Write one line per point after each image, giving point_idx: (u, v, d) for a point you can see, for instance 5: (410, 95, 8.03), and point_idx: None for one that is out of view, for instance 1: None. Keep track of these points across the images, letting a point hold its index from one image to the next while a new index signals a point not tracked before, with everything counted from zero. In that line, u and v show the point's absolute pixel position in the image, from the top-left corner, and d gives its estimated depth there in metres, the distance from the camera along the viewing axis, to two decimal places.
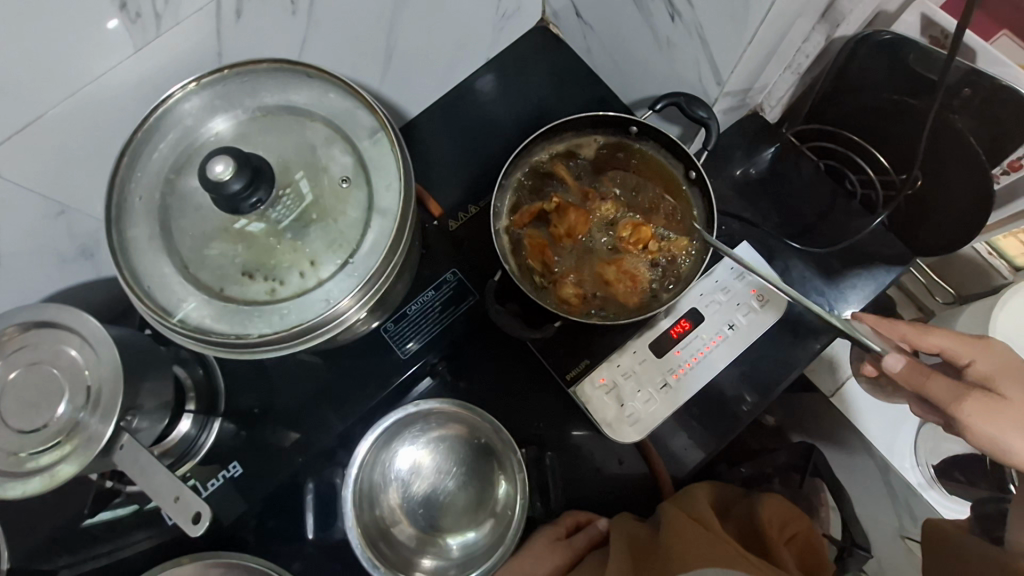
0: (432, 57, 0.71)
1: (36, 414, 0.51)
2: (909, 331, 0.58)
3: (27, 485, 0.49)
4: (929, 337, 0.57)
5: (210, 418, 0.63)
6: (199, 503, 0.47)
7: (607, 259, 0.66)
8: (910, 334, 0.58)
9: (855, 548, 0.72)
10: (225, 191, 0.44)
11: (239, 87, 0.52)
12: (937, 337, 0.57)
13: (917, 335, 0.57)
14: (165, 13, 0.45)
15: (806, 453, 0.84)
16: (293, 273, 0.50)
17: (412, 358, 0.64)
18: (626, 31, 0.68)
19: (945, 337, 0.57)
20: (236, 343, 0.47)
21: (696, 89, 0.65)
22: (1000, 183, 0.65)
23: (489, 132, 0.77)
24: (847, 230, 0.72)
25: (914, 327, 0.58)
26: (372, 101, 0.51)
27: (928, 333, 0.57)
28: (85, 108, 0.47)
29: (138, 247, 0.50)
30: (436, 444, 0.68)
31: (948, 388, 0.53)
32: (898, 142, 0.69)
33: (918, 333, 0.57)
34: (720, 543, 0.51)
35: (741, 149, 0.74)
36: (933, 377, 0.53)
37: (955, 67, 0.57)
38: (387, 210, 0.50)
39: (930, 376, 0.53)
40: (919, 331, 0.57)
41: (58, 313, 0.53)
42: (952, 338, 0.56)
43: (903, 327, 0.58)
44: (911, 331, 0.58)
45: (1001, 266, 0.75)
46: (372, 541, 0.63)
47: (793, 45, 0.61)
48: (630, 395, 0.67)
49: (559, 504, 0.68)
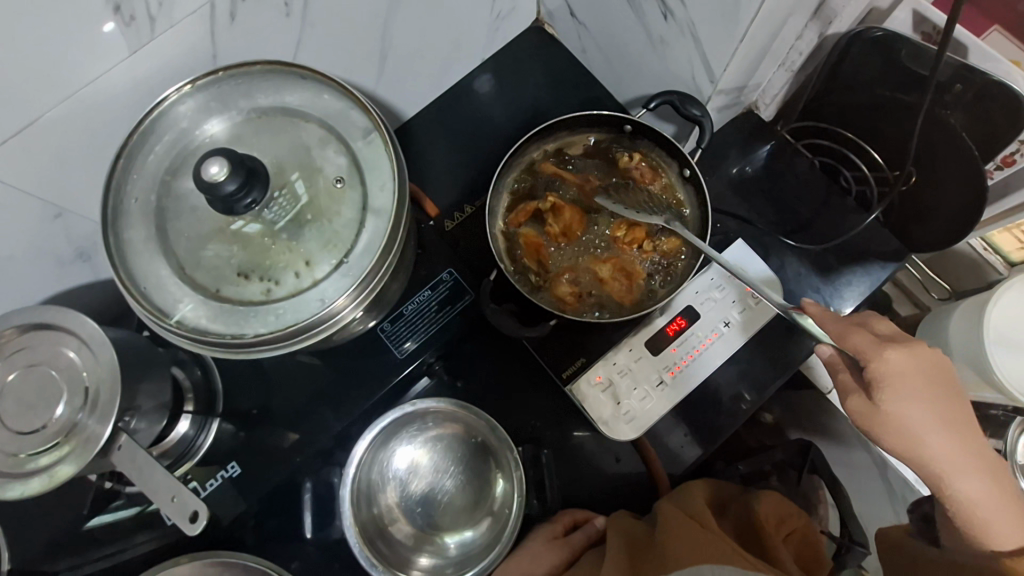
0: (427, 57, 0.71)
1: (35, 415, 0.51)
2: (836, 329, 0.53)
3: (26, 486, 0.50)
4: (846, 340, 0.52)
5: (208, 419, 0.63)
6: (196, 502, 0.47)
7: (602, 257, 0.67)
8: (838, 333, 0.53)
9: (853, 545, 0.73)
10: (220, 192, 0.44)
11: (233, 88, 0.52)
12: (853, 345, 0.52)
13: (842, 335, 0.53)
14: (159, 15, 0.46)
15: (803, 450, 0.84)
16: (289, 273, 0.50)
17: (409, 358, 0.64)
18: (620, 29, 0.69)
19: (862, 344, 0.51)
20: (232, 343, 0.47)
21: (690, 87, 0.66)
22: (993, 178, 0.66)
23: (485, 132, 0.77)
24: (843, 227, 0.72)
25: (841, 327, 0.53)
26: (366, 102, 0.51)
27: (848, 337, 0.52)
28: (81, 111, 0.47)
29: (135, 249, 0.50)
30: (433, 444, 0.68)
31: (850, 386, 0.54)
32: (892, 138, 0.69)
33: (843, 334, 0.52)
34: (716, 540, 0.51)
35: (736, 147, 0.74)
36: (845, 375, 0.54)
37: (947, 63, 0.58)
38: (381, 210, 0.51)
39: (840, 373, 0.54)
40: (840, 332, 0.53)
41: (57, 315, 0.53)
42: (863, 349, 0.51)
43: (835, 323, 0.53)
44: (837, 330, 0.53)
45: (996, 261, 0.75)
46: (369, 539, 0.63)
47: (786, 42, 0.62)
48: (626, 392, 0.67)
49: (555, 502, 0.68)
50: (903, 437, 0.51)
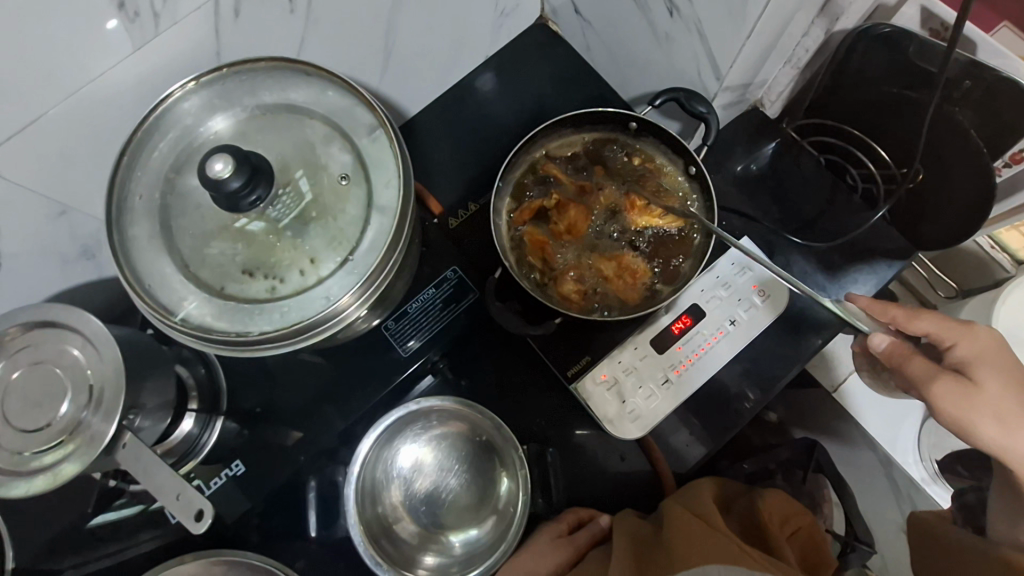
0: (430, 54, 0.71)
1: (40, 413, 0.51)
2: (898, 316, 0.55)
3: (30, 485, 0.50)
4: (916, 322, 0.54)
5: (212, 417, 0.63)
6: (201, 500, 0.47)
7: (608, 254, 0.66)
8: (902, 317, 0.55)
9: (858, 543, 0.74)
10: (225, 189, 0.44)
11: (238, 86, 0.52)
12: (924, 323, 0.54)
13: (906, 320, 0.55)
14: (163, 12, 0.46)
15: (808, 450, 0.84)
16: (293, 271, 0.50)
17: (414, 356, 0.64)
18: (625, 25, 0.68)
19: (935, 323, 0.54)
20: (236, 340, 0.47)
21: (696, 84, 0.65)
22: (1001, 175, 0.65)
23: (488, 130, 0.77)
24: (848, 225, 0.71)
25: (906, 311, 0.55)
26: (371, 99, 0.51)
27: (917, 318, 0.54)
28: (85, 109, 0.47)
29: (138, 246, 0.50)
30: (437, 442, 0.68)
31: (924, 369, 0.53)
32: (898, 136, 0.69)
33: (907, 318, 0.54)
34: (723, 542, 0.51)
35: (741, 145, 0.74)
36: (914, 359, 0.53)
37: (955, 58, 0.57)
38: (386, 207, 0.50)
39: (911, 357, 0.53)
40: (907, 315, 0.55)
41: (61, 313, 0.53)
42: (940, 325, 0.54)
43: (895, 310, 0.55)
44: (901, 316, 0.55)
45: (1003, 259, 0.74)
46: (374, 538, 0.63)
47: (792, 39, 0.61)
48: (631, 390, 0.67)
49: (560, 499, 0.67)
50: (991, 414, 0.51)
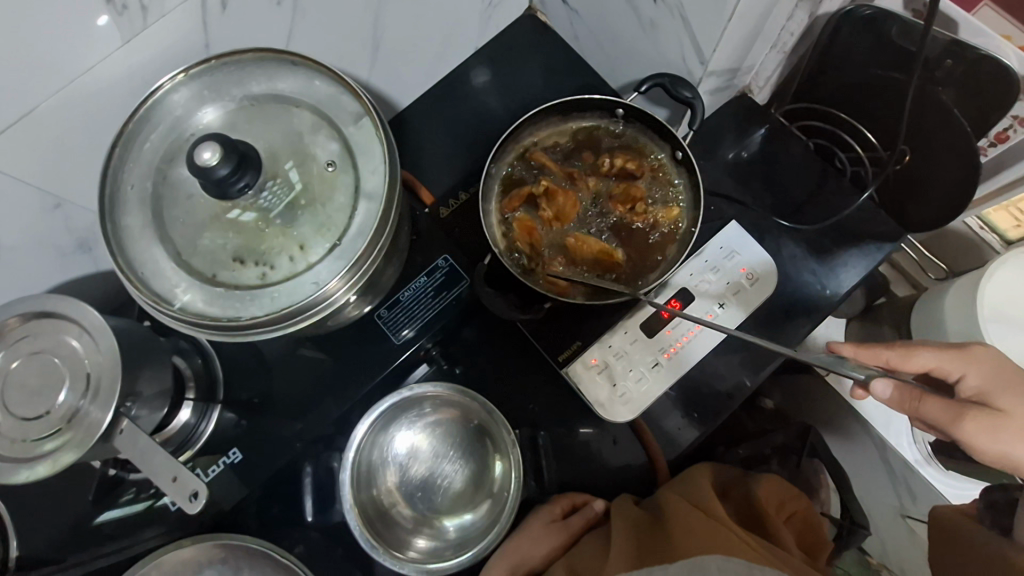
0: (419, 46, 0.72)
1: (40, 401, 0.52)
2: (894, 355, 0.54)
3: (31, 472, 0.51)
4: (913, 358, 0.54)
5: (209, 407, 0.64)
6: (196, 483, 0.49)
7: (589, 238, 0.66)
8: (897, 358, 0.54)
9: (854, 527, 0.76)
10: (213, 176, 0.45)
11: (226, 77, 0.53)
12: (923, 358, 0.54)
13: (901, 359, 0.54)
14: (150, 5, 0.46)
15: (802, 434, 0.87)
16: (283, 257, 0.51)
17: (407, 344, 0.64)
18: (611, 14, 0.69)
19: (930, 356, 0.54)
20: (228, 325, 0.48)
21: (681, 70, 0.66)
22: (987, 155, 0.66)
23: (480, 121, 0.78)
24: (836, 208, 0.72)
25: (898, 351, 0.54)
26: (357, 87, 0.52)
27: (912, 355, 0.54)
28: (76, 101, 0.48)
29: (132, 236, 0.51)
30: (432, 429, 0.69)
31: (942, 408, 0.50)
32: (883, 118, 0.69)
33: (902, 357, 0.54)
34: (722, 532, 0.50)
35: (731, 132, 0.75)
36: (930, 398, 0.50)
37: (935, 38, 0.57)
38: (373, 193, 0.51)
39: (925, 397, 0.50)
40: (901, 355, 0.54)
41: (59, 304, 0.54)
42: (937, 356, 0.53)
43: (886, 352, 0.54)
44: (895, 355, 0.54)
45: (993, 240, 0.75)
46: (369, 520, 0.64)
47: (777, 23, 0.62)
48: (621, 374, 0.68)
49: (552, 484, 0.70)
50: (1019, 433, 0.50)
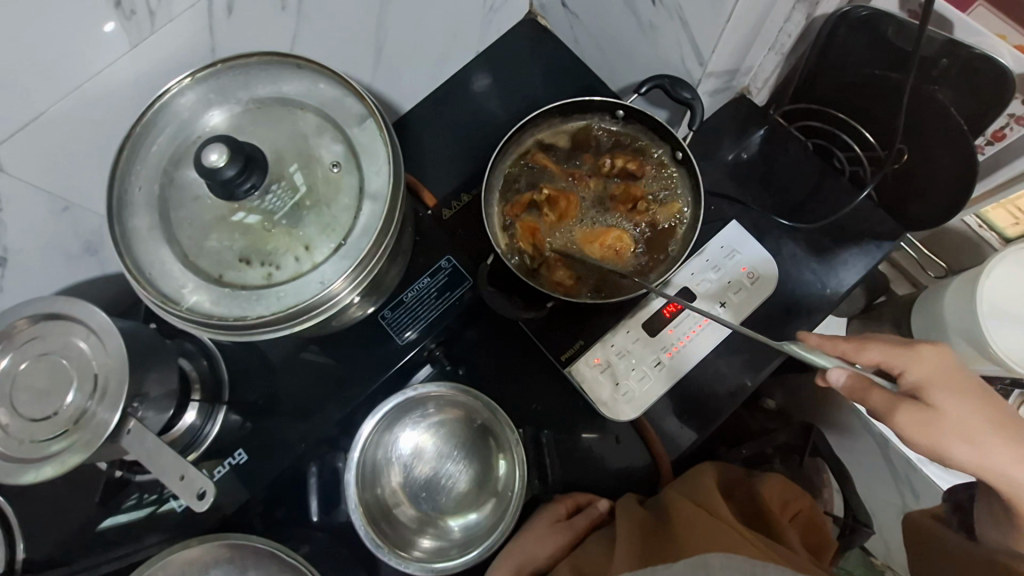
0: (421, 51, 0.73)
1: (48, 402, 0.53)
2: (847, 347, 0.54)
3: (39, 472, 0.51)
4: (865, 351, 0.53)
5: (214, 409, 0.64)
6: (203, 480, 0.50)
7: (597, 228, 0.68)
8: (850, 350, 0.53)
9: (856, 525, 0.81)
10: (220, 177, 0.46)
11: (232, 80, 0.53)
12: (873, 351, 0.52)
13: (855, 351, 0.53)
14: (158, 10, 0.47)
15: (804, 432, 0.89)
16: (289, 257, 0.52)
17: (411, 345, 0.65)
18: (611, 18, 0.70)
19: (881, 350, 0.52)
20: (236, 324, 0.49)
21: (680, 71, 0.67)
22: (984, 154, 0.67)
23: (481, 123, 0.78)
24: (835, 207, 0.73)
25: (851, 343, 0.54)
26: (361, 89, 0.52)
27: (865, 347, 0.53)
28: (85, 106, 0.49)
29: (139, 237, 0.51)
30: (436, 428, 0.69)
31: (885, 399, 0.50)
32: (881, 117, 0.70)
33: (856, 348, 0.53)
34: (729, 532, 0.50)
35: (731, 133, 0.75)
36: (875, 389, 0.50)
37: (931, 39, 0.58)
38: (377, 194, 0.52)
39: (871, 387, 0.50)
40: (854, 346, 0.53)
41: (67, 305, 0.54)
42: (886, 351, 0.52)
43: (842, 343, 0.54)
44: (849, 348, 0.54)
45: (991, 238, 0.75)
46: (374, 520, 0.64)
47: (774, 24, 0.62)
48: (623, 372, 0.69)
49: (556, 484, 0.70)
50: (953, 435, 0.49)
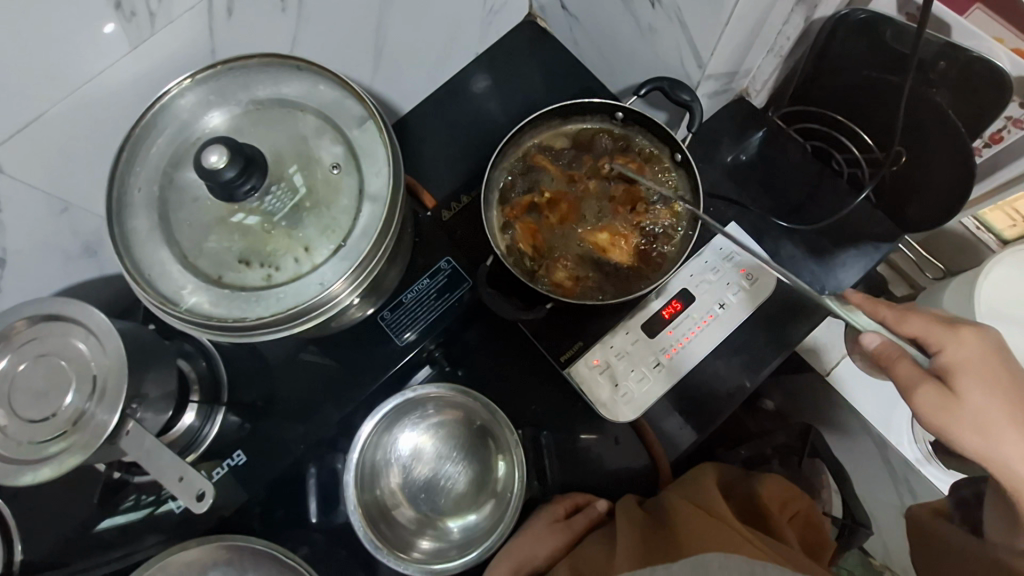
0: (421, 53, 0.73)
1: (46, 403, 0.53)
2: (890, 316, 0.56)
3: (38, 473, 0.51)
4: (905, 322, 0.55)
5: (214, 410, 0.64)
6: (203, 481, 0.50)
7: (597, 227, 0.68)
8: (891, 319, 0.56)
9: (856, 525, 0.80)
10: (220, 178, 0.46)
11: (232, 81, 0.53)
12: (914, 324, 0.55)
13: (896, 321, 0.56)
14: (159, 12, 0.47)
15: (803, 434, 0.89)
16: (288, 258, 0.52)
17: (410, 347, 0.65)
18: (610, 20, 0.70)
19: (921, 324, 0.55)
20: (235, 325, 0.48)
21: (679, 73, 0.67)
22: (981, 156, 0.67)
23: (481, 125, 0.78)
24: (832, 209, 0.73)
25: (894, 313, 0.56)
26: (361, 91, 0.52)
27: (906, 320, 0.56)
28: (84, 107, 0.49)
29: (139, 239, 0.51)
30: (435, 430, 0.69)
31: (909, 373, 0.53)
32: (879, 120, 0.70)
33: (898, 319, 0.56)
34: (727, 532, 0.50)
35: (730, 135, 0.76)
36: (903, 360, 0.53)
37: (929, 42, 0.58)
38: (377, 195, 0.52)
39: (899, 359, 0.53)
40: (898, 315, 0.56)
41: (65, 306, 0.54)
42: (927, 326, 0.54)
43: (885, 310, 0.57)
44: (890, 316, 0.56)
45: (989, 240, 0.75)
46: (373, 521, 0.64)
47: (773, 26, 0.63)
48: (623, 374, 0.69)
49: (555, 484, 0.70)
50: (969, 427, 0.51)
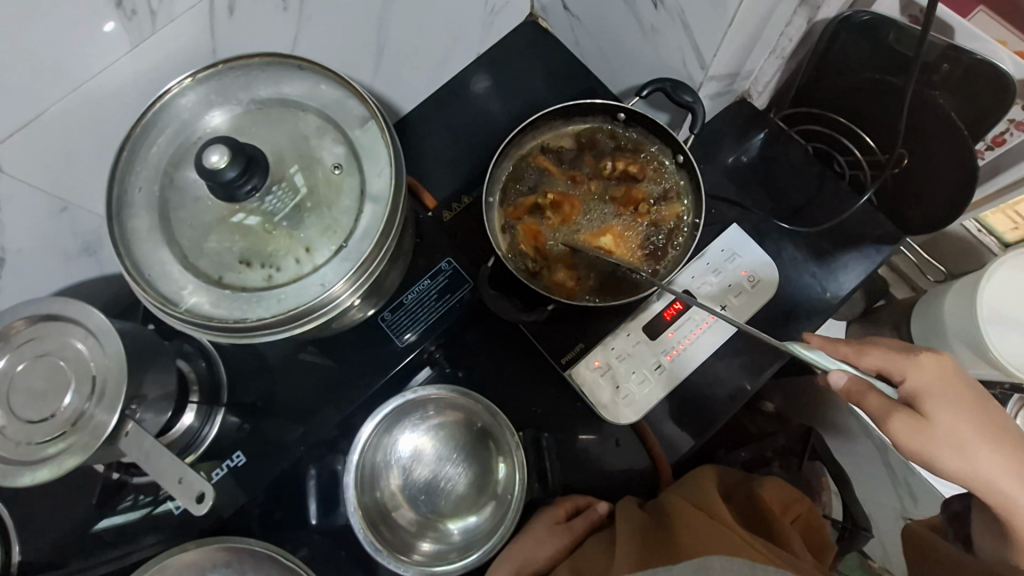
0: (423, 52, 0.73)
1: (45, 404, 0.52)
2: (849, 350, 0.54)
3: (36, 474, 0.51)
4: (865, 355, 0.53)
5: (212, 411, 0.64)
6: (202, 484, 0.50)
7: (598, 228, 0.68)
8: (852, 352, 0.54)
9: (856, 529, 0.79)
10: (222, 179, 0.45)
11: (233, 81, 0.53)
12: (875, 356, 0.52)
13: (856, 355, 0.54)
14: (159, 11, 0.47)
15: (803, 436, 0.91)
16: (290, 259, 0.52)
17: (410, 348, 0.65)
18: (612, 20, 0.70)
19: (882, 355, 0.52)
20: (235, 326, 0.48)
21: (682, 74, 0.66)
22: (984, 159, 0.67)
23: (482, 125, 0.78)
24: (834, 211, 0.73)
25: (853, 346, 0.54)
26: (363, 90, 0.52)
27: (866, 352, 0.53)
28: (85, 105, 0.48)
29: (139, 239, 0.51)
30: (436, 431, 0.69)
31: (881, 405, 0.49)
32: (882, 122, 0.70)
33: (858, 352, 0.53)
34: (728, 536, 0.50)
35: (731, 136, 0.75)
36: (872, 394, 0.49)
37: (933, 44, 0.58)
38: (378, 196, 0.52)
39: (867, 392, 0.49)
40: (856, 349, 0.53)
41: (64, 306, 0.54)
42: (887, 357, 0.52)
43: (843, 345, 0.54)
44: (850, 351, 0.54)
45: (991, 242, 0.75)
46: (373, 524, 0.64)
47: (776, 28, 0.62)
48: (624, 376, 0.69)
49: (557, 487, 0.70)
50: (955, 454, 0.49)
